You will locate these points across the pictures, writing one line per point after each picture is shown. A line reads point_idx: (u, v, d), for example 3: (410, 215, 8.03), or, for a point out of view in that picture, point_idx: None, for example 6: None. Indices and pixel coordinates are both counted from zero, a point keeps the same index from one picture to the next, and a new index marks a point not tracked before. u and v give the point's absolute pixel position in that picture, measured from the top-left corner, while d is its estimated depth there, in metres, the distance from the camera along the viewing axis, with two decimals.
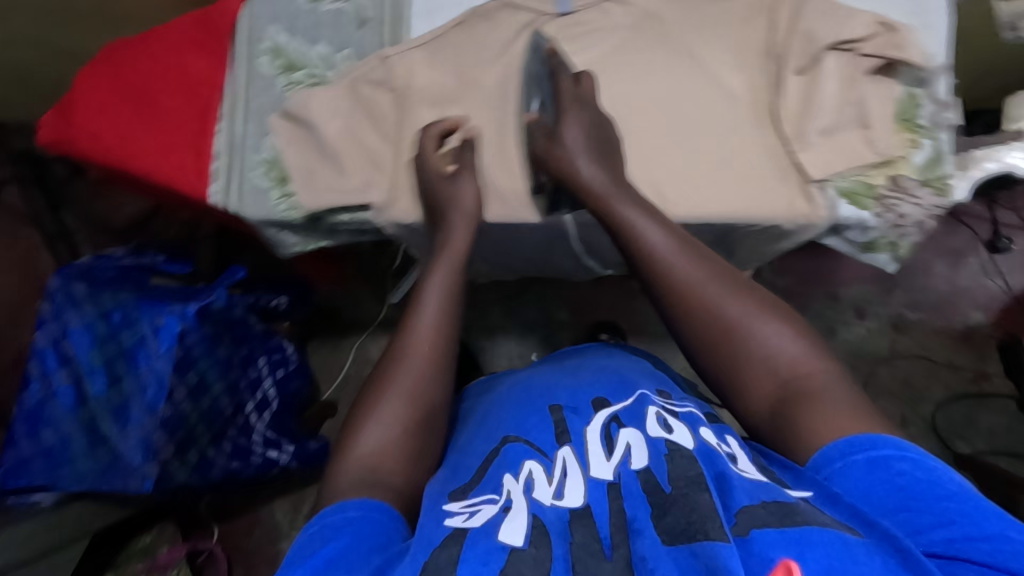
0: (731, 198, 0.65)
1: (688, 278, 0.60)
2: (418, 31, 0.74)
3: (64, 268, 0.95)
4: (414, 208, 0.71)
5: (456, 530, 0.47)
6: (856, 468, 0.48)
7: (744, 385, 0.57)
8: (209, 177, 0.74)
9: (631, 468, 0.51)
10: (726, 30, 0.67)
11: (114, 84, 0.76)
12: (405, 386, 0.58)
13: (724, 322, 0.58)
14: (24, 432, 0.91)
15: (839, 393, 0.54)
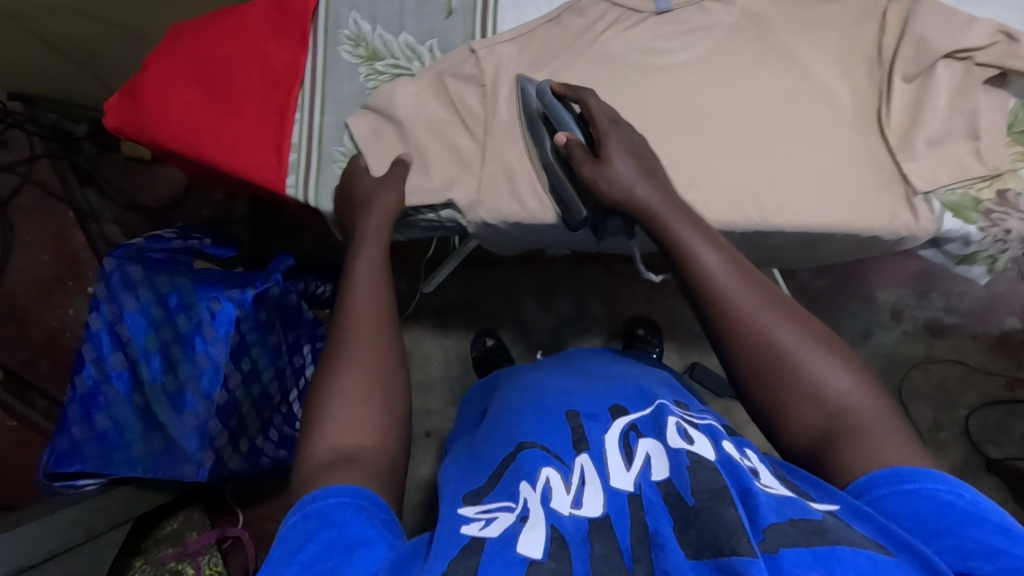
0: (833, 209, 0.63)
1: (739, 296, 0.52)
2: (507, 23, 0.70)
3: (119, 251, 0.93)
4: (501, 209, 0.70)
5: (473, 539, 0.44)
6: (904, 497, 0.42)
7: (789, 416, 0.49)
8: (288, 168, 0.73)
9: (651, 479, 0.48)
10: (830, 33, 0.65)
11: (186, 63, 0.73)
12: (366, 363, 0.53)
13: (776, 350, 0.50)
14: (77, 416, 0.90)
15: (890, 429, 0.46)
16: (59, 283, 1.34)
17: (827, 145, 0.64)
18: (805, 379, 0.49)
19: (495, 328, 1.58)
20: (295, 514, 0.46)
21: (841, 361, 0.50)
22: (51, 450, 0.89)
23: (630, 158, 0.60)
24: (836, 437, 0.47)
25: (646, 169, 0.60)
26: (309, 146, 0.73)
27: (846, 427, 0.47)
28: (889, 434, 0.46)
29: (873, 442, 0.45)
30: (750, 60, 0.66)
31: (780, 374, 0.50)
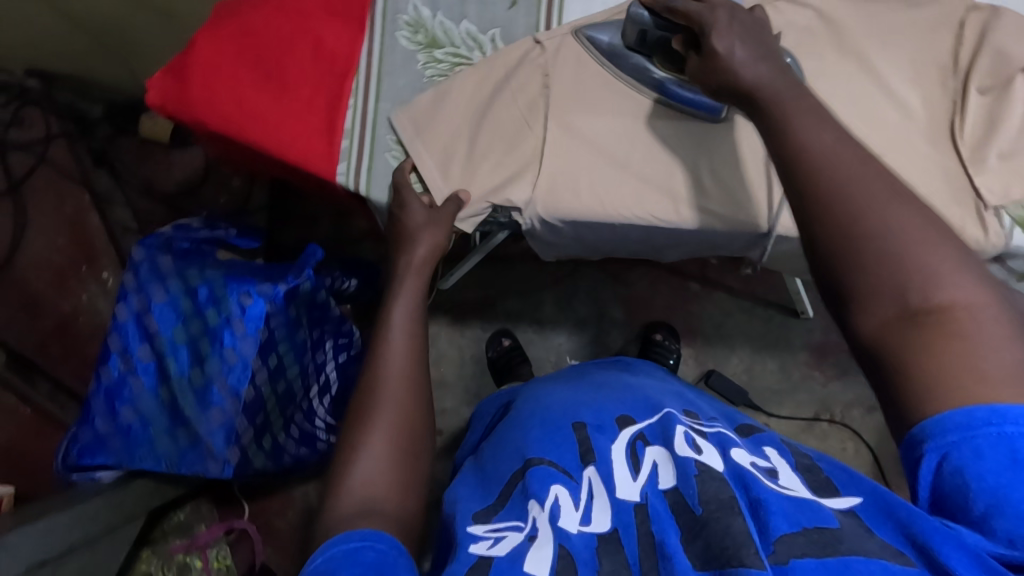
0: None
1: (834, 173, 0.42)
2: (571, 14, 0.71)
3: (149, 240, 0.90)
4: (560, 204, 0.67)
5: (480, 558, 0.45)
6: (983, 445, 0.36)
7: (858, 301, 0.40)
8: (338, 156, 0.70)
9: (658, 488, 0.48)
10: (903, 40, 0.64)
11: (239, 45, 0.71)
12: (391, 415, 0.57)
13: (866, 234, 0.40)
14: (101, 409, 0.87)
15: (999, 346, 0.37)
16: (73, 270, 1.30)
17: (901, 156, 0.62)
18: (898, 264, 0.39)
19: (511, 328, 1.56)
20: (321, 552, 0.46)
21: (954, 258, 0.39)
22: (74, 442, 0.87)
23: (744, 43, 0.51)
24: (913, 333, 0.38)
25: (763, 55, 0.50)
26: (361, 134, 0.70)
27: (930, 328, 0.38)
28: (999, 346, 0.37)
29: (961, 351, 0.37)
30: (821, 64, 0.65)
31: (869, 257, 0.40)
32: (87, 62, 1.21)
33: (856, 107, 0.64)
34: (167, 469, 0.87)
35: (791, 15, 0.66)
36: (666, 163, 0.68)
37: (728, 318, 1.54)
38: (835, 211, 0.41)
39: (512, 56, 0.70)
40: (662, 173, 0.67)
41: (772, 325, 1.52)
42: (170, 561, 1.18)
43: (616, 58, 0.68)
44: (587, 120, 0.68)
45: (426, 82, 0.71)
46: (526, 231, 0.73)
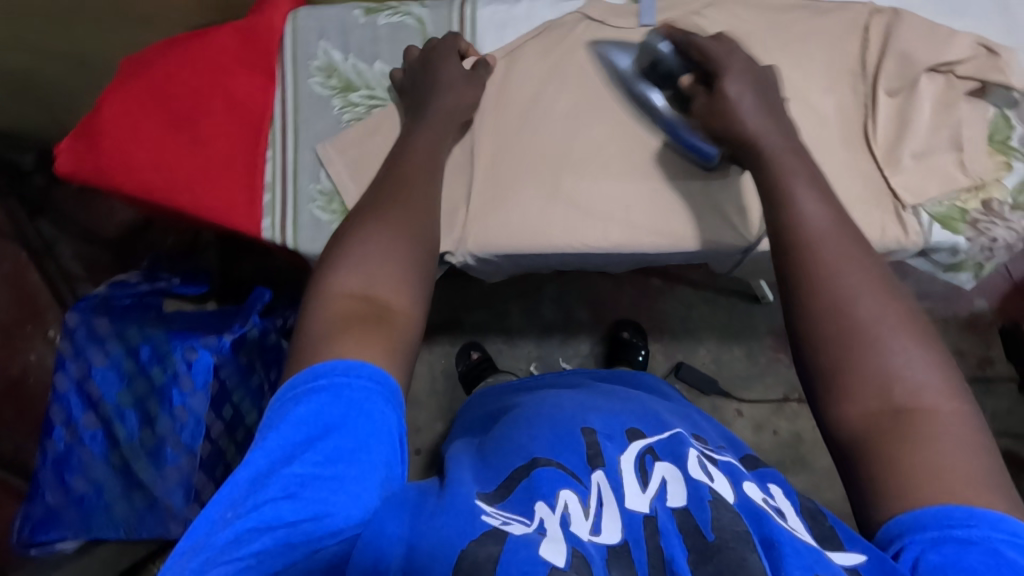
0: None
1: (828, 250, 0.47)
2: (487, 42, 0.72)
3: (82, 302, 0.87)
4: (487, 241, 0.67)
5: (495, 528, 0.40)
6: (955, 545, 0.37)
7: (844, 391, 0.44)
8: (261, 211, 0.69)
9: (666, 504, 0.44)
10: (814, 51, 0.67)
11: (148, 103, 0.70)
12: (405, 225, 0.53)
13: (857, 320, 0.45)
14: (51, 482, 0.84)
15: (971, 447, 0.40)
16: (16, 328, 1.26)
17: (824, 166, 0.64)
18: (880, 356, 0.43)
19: (479, 340, 1.55)
20: (318, 381, 0.44)
21: (931, 355, 0.43)
22: (27, 517, 0.85)
23: (752, 93, 0.58)
24: (890, 427, 0.42)
25: (762, 109, 0.57)
26: (283, 186, 0.69)
27: (911, 424, 0.41)
28: (968, 452, 0.40)
29: (937, 450, 0.40)
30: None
31: (854, 343, 0.44)
32: (11, 115, 1.17)
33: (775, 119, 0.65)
34: (126, 535, 0.85)
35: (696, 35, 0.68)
36: (624, 182, 0.67)
37: (693, 310, 1.55)
38: (825, 293, 0.46)
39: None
40: (594, 197, 0.67)
41: (735, 312, 1.54)
42: None
43: (627, 83, 0.68)
44: (521, 147, 0.68)
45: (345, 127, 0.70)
46: (461, 269, 0.72)
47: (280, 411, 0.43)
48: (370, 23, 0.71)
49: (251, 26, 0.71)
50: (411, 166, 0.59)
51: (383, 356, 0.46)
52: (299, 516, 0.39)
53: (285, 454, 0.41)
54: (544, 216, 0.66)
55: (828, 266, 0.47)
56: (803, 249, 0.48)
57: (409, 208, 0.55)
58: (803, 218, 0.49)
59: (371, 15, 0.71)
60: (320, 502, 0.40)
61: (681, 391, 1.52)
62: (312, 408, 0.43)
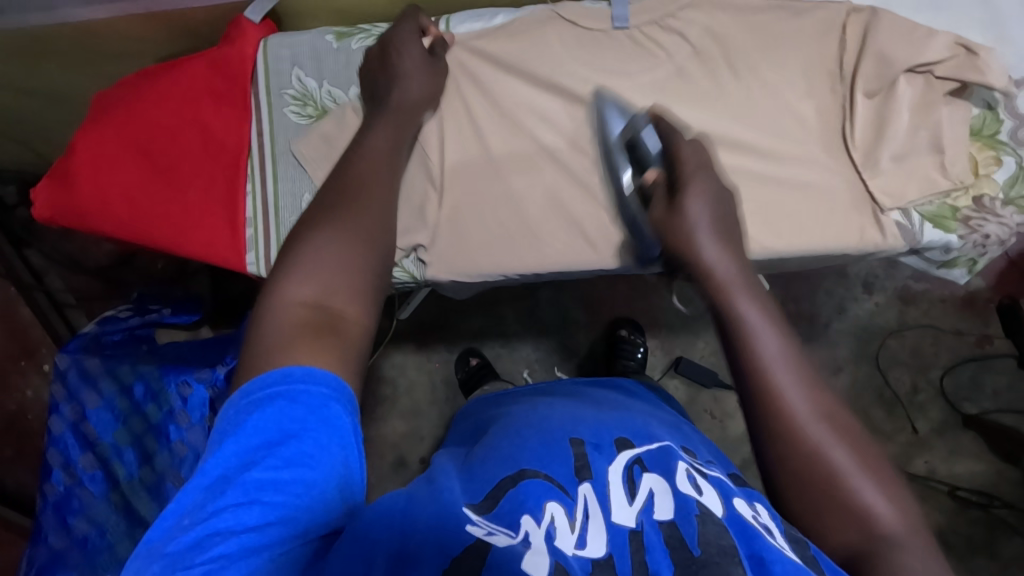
0: (806, 231, 0.65)
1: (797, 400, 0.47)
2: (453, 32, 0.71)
3: (70, 344, 0.86)
4: (464, 262, 0.69)
5: (478, 541, 0.39)
6: None
7: (821, 525, 0.44)
8: (245, 245, 0.69)
9: (653, 518, 0.43)
10: (790, 57, 0.66)
11: (122, 144, 0.69)
12: (363, 228, 0.52)
13: (823, 461, 0.45)
14: (53, 525, 0.83)
15: (934, 556, 0.41)
16: (12, 364, 1.26)
17: (803, 170, 0.66)
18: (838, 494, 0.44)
19: (477, 346, 1.55)
20: (276, 388, 0.42)
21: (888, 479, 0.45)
22: (30, 563, 0.83)
23: (709, 211, 0.58)
24: (859, 564, 0.41)
25: (719, 232, 0.58)
26: (265, 220, 0.69)
27: (877, 560, 0.41)
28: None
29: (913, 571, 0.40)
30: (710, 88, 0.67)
31: (817, 482, 0.44)
32: None
33: (744, 125, 0.66)
34: None
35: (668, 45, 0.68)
36: (586, 197, 0.68)
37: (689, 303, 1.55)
38: (788, 432, 0.46)
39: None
40: (573, 211, 0.68)
41: None
42: None
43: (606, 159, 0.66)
44: (500, 166, 0.69)
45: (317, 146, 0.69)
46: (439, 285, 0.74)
47: (236, 417, 0.42)
48: (342, 47, 0.69)
49: (220, 55, 0.69)
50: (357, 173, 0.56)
51: (337, 363, 0.45)
52: (263, 520, 0.38)
53: (244, 459, 0.40)
54: (526, 237, 0.68)
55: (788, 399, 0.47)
56: (767, 388, 0.48)
57: (366, 209, 0.54)
58: (765, 362, 0.48)
59: (341, 39, 0.69)
60: (283, 506, 0.39)
61: (682, 385, 1.52)
62: (269, 414, 0.41)
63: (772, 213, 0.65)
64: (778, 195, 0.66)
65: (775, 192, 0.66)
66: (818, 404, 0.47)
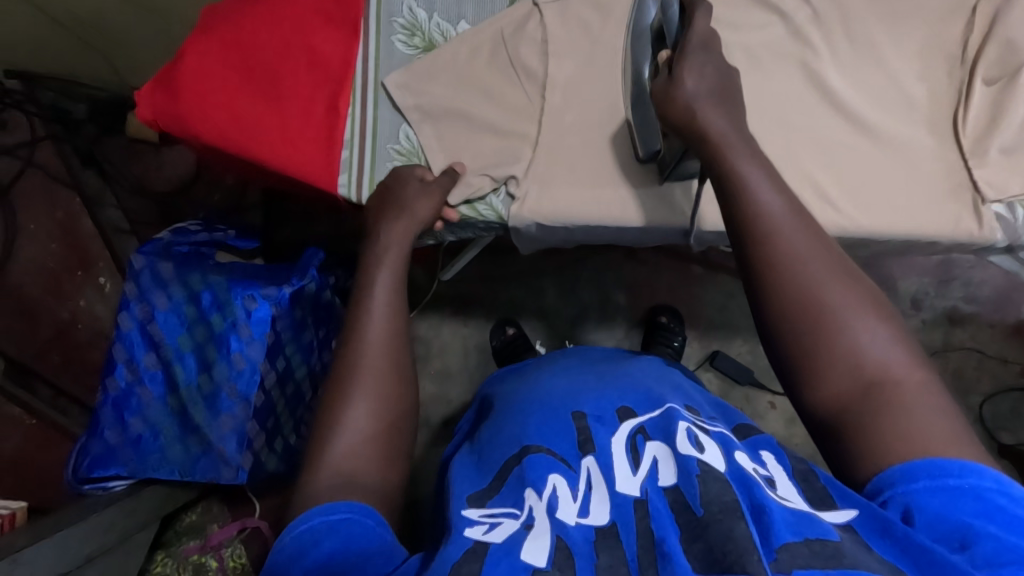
0: (903, 214, 0.64)
1: (794, 241, 0.47)
2: None
3: (147, 246, 0.88)
4: (549, 212, 0.68)
5: (476, 544, 0.42)
6: (947, 491, 0.39)
7: (816, 377, 0.44)
8: (339, 168, 0.69)
9: (657, 484, 0.46)
10: (910, 36, 0.68)
11: (230, 57, 0.69)
12: (372, 383, 0.52)
13: (818, 305, 0.45)
14: (110, 420, 0.85)
15: (935, 410, 0.42)
16: (68, 274, 1.27)
17: (902, 155, 0.66)
18: (849, 344, 0.44)
19: (515, 317, 1.54)
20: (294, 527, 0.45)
21: (888, 328, 0.45)
22: (84, 453, 0.85)
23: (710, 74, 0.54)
24: (865, 411, 0.42)
25: (718, 96, 0.53)
26: (361, 143, 0.71)
27: (885, 404, 0.42)
28: (935, 412, 0.42)
29: (917, 429, 0.41)
30: (824, 59, 0.68)
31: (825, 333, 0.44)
32: (73, 61, 1.18)
33: (851, 88, 0.68)
34: (180, 475, 0.85)
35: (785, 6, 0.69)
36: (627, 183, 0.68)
37: (731, 300, 1.53)
38: (791, 279, 0.46)
39: (508, 41, 0.71)
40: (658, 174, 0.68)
41: None
42: (185, 561, 1.16)
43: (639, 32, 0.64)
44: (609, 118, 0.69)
45: (411, 60, 0.73)
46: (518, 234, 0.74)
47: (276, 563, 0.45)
48: None
49: None
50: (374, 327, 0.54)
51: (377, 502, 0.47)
52: None
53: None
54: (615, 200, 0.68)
55: (793, 258, 0.46)
56: (771, 244, 0.47)
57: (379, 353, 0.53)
58: (765, 210, 0.48)
59: None
60: None
61: (715, 381, 1.50)
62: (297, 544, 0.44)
63: (868, 194, 0.65)
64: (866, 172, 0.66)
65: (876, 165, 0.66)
66: (813, 249, 0.47)
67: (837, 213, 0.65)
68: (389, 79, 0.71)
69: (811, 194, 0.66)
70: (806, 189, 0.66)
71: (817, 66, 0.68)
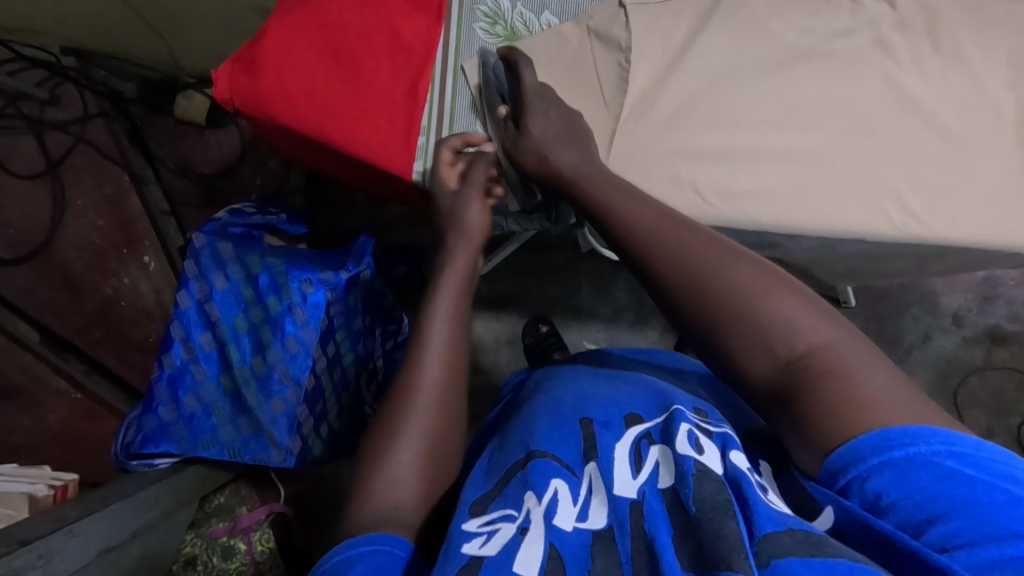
0: (982, 222, 0.62)
1: (668, 239, 0.50)
2: None
3: (207, 225, 0.89)
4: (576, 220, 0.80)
5: (471, 558, 0.42)
6: (896, 464, 0.37)
7: (741, 370, 0.45)
8: (414, 152, 0.71)
9: (656, 487, 0.45)
10: (998, 45, 0.66)
11: (313, 36, 0.70)
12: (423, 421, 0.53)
13: (719, 293, 0.46)
14: (165, 397, 0.86)
15: (864, 366, 0.41)
16: (113, 251, 1.27)
17: (982, 158, 0.64)
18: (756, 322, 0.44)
19: (548, 315, 1.50)
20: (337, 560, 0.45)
21: (795, 300, 0.45)
22: (138, 428, 0.86)
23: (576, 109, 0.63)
24: (795, 387, 0.42)
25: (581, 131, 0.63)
26: (438, 129, 0.72)
27: (807, 376, 0.42)
28: (876, 369, 0.41)
29: (849, 394, 0.40)
30: (906, 62, 0.66)
31: (730, 319, 0.45)
32: (126, 39, 1.19)
33: (931, 95, 0.66)
34: (229, 458, 0.86)
35: (871, 11, 0.68)
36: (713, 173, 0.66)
37: None
38: (682, 278, 0.48)
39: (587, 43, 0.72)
40: (735, 175, 0.66)
41: None
42: (214, 543, 1.10)
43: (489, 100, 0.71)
44: (691, 113, 0.68)
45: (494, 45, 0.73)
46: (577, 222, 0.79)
47: None
48: None
49: None
50: (430, 358, 0.56)
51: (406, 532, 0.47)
52: None
53: None
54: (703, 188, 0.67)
55: (674, 259, 0.49)
56: (652, 247, 0.51)
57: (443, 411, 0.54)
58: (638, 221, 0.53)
59: None
60: None
61: None
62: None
63: (951, 204, 0.63)
64: (953, 181, 0.64)
65: (954, 174, 0.64)
66: (697, 242, 0.49)
67: (917, 224, 0.63)
68: (471, 64, 0.72)
69: (893, 208, 0.64)
70: (886, 201, 0.64)
71: (899, 74, 0.66)
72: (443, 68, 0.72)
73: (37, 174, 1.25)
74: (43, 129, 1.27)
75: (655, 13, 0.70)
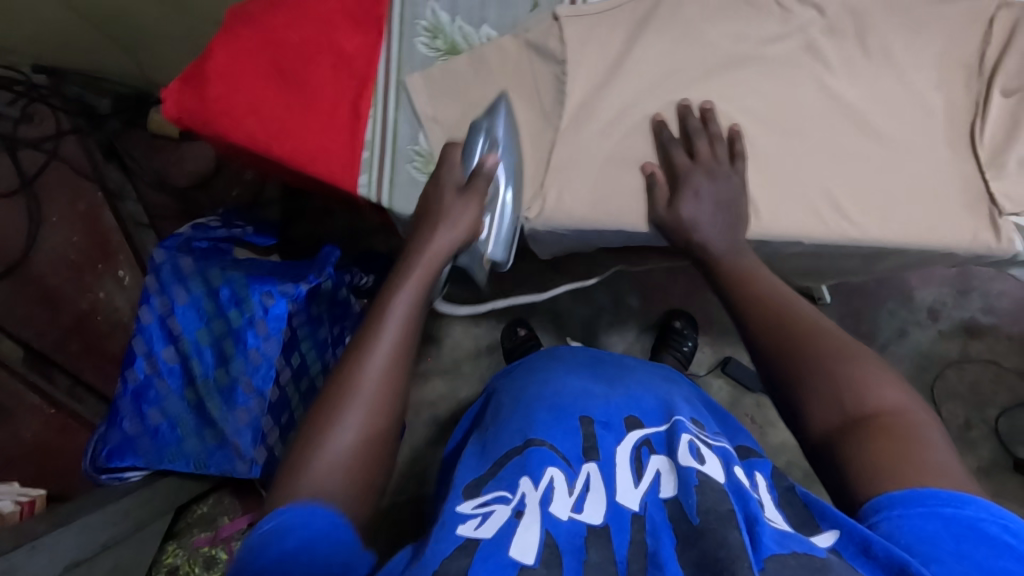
0: (914, 223, 0.63)
1: (786, 307, 0.57)
2: None
3: (167, 241, 0.90)
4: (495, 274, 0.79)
5: (466, 539, 0.43)
6: (925, 516, 0.41)
7: (805, 416, 0.51)
8: (358, 168, 0.73)
9: (659, 497, 0.47)
10: (930, 47, 0.67)
11: (257, 52, 0.71)
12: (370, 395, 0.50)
13: (807, 353, 0.52)
14: (129, 411, 0.88)
15: (930, 442, 0.46)
16: (89, 266, 1.29)
17: (913, 157, 0.65)
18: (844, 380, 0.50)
19: (527, 317, 1.48)
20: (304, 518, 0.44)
21: (886, 377, 0.50)
22: (103, 443, 0.88)
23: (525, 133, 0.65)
24: (852, 439, 0.47)
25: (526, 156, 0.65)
26: (381, 144, 0.74)
27: (868, 429, 0.47)
28: (939, 449, 0.45)
29: (899, 452, 0.45)
30: (840, 65, 0.67)
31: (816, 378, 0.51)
32: (93, 57, 1.20)
33: (866, 98, 0.67)
34: (196, 468, 0.88)
35: (801, 16, 0.68)
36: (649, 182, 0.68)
37: None
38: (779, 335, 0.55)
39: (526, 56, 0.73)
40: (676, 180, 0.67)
41: None
42: (195, 554, 1.10)
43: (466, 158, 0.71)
44: (628, 123, 0.69)
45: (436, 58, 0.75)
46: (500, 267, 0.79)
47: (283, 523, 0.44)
48: None
49: None
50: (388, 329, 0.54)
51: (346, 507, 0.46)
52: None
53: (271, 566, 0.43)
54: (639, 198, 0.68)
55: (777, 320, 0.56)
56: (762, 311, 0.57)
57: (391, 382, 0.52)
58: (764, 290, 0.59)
59: None
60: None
61: (726, 385, 1.45)
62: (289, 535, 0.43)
63: (884, 205, 0.64)
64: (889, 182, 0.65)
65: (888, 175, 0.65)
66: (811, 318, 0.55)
67: (850, 225, 0.64)
68: (411, 80, 0.73)
69: (828, 210, 0.65)
70: (821, 203, 0.65)
71: (833, 77, 0.67)
72: (387, 85, 0.74)
73: (11, 191, 1.29)
74: (17, 146, 1.30)
75: (592, 23, 0.71)
